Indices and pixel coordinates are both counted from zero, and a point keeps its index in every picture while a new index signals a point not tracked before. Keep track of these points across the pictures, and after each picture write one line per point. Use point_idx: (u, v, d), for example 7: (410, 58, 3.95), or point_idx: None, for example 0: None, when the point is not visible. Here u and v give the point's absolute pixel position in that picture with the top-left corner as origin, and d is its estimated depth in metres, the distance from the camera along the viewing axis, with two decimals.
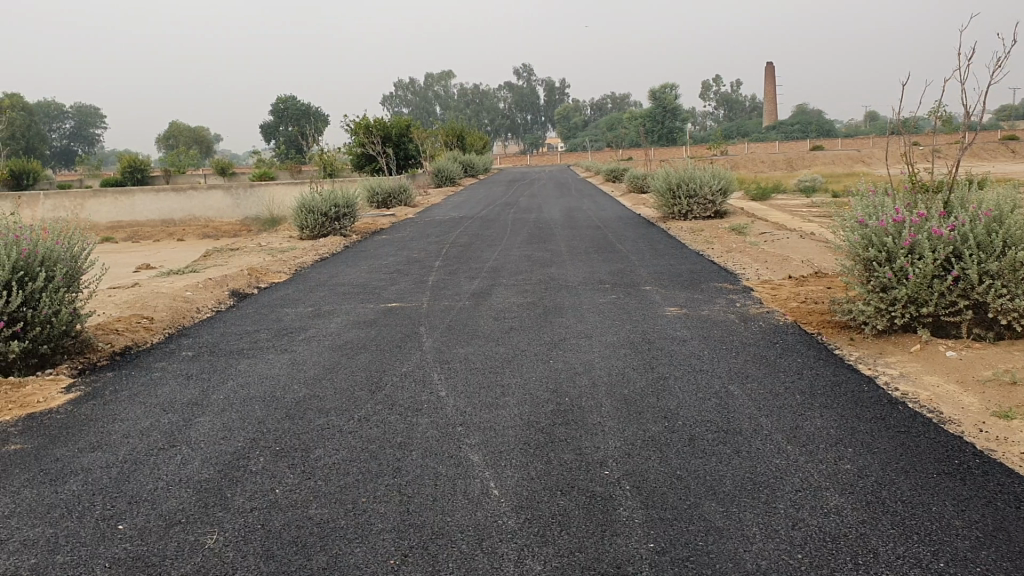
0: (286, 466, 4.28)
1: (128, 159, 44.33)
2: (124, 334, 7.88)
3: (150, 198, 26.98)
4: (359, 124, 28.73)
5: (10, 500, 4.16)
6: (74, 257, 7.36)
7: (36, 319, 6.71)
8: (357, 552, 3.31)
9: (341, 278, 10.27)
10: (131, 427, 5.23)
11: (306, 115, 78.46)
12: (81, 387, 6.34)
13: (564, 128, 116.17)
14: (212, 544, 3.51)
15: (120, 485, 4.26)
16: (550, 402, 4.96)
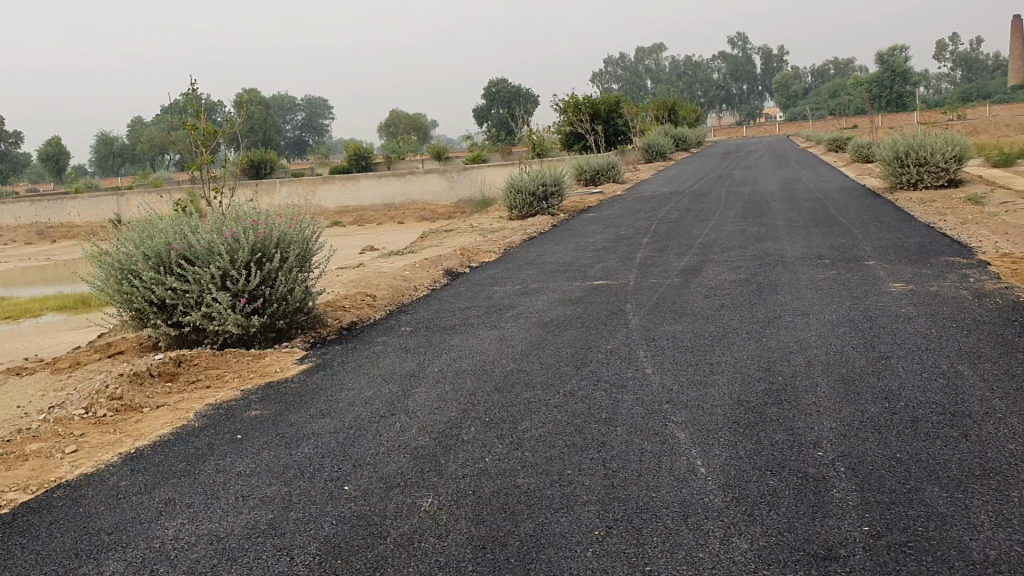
0: (495, 437, 4.43)
1: (354, 148, 47.01)
2: (350, 310, 8.41)
3: (373, 183, 28.54)
4: (568, 103, 29.04)
5: (251, 461, 4.58)
6: (305, 239, 7.92)
7: (273, 297, 7.31)
8: (562, 521, 3.39)
9: (550, 256, 10.44)
10: (356, 396, 5.60)
11: (519, 97, 79.88)
12: (312, 358, 6.84)
13: (781, 97, 111.50)
14: (428, 507, 3.70)
15: (346, 449, 4.58)
16: (762, 381, 4.83)
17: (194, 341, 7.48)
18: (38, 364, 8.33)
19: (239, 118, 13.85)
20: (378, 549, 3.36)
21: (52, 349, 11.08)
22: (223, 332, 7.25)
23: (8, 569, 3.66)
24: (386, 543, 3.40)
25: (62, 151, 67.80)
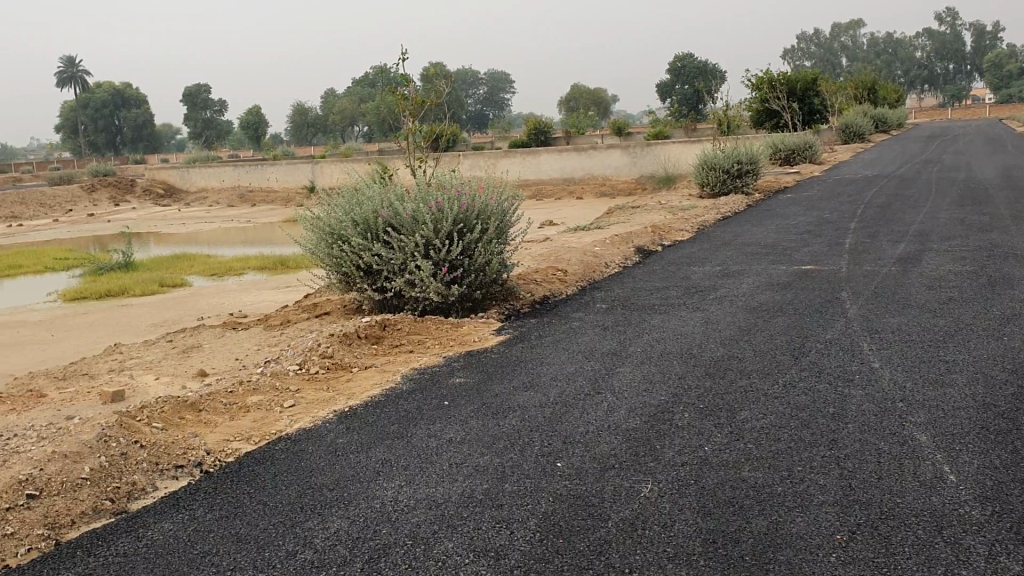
0: (712, 425, 4.23)
1: (536, 122, 47.24)
2: (543, 284, 8.37)
3: (555, 157, 28.55)
4: (761, 79, 28.04)
5: (461, 428, 4.59)
6: (505, 210, 7.92)
7: (472, 267, 7.35)
8: (799, 522, 3.17)
9: (749, 237, 10.04)
10: (559, 371, 5.53)
11: (704, 73, 77.71)
12: (510, 330, 6.84)
13: (990, 77, 103.41)
14: (648, 493, 3.56)
15: (555, 425, 4.50)
16: (1009, 385, 4.39)
17: (396, 306, 7.65)
18: (250, 321, 8.76)
19: (435, 91, 14.01)
20: (601, 532, 3.26)
21: (257, 307, 11.67)
22: (423, 299, 7.37)
23: (238, 517, 3.81)
24: (608, 527, 3.29)
25: (260, 119, 71.70)
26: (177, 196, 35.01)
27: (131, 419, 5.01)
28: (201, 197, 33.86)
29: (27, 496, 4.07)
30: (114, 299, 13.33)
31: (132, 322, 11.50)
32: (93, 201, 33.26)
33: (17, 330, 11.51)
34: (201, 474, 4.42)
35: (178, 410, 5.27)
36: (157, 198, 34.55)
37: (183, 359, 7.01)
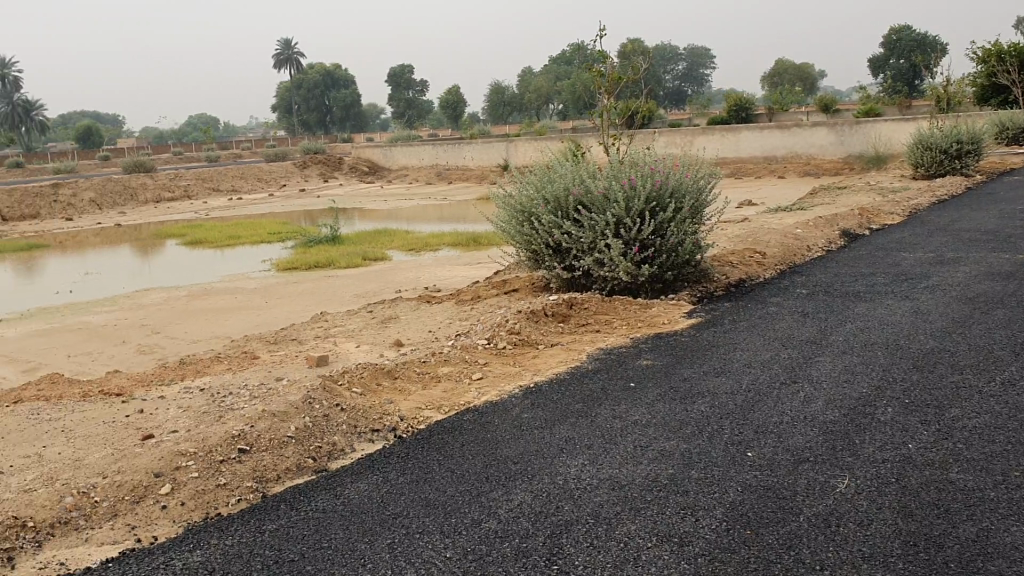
0: (919, 422, 3.97)
1: (736, 99, 45.88)
2: (738, 266, 8.12)
3: (755, 134, 27.63)
4: (987, 51, 25.91)
5: (648, 411, 4.54)
6: (701, 189, 7.72)
7: (664, 247, 7.23)
8: (1013, 532, 2.92)
9: (968, 223, 9.32)
10: (752, 357, 5.36)
11: (923, 45, 72.64)
12: (701, 313, 6.69)
13: None
14: (844, 489, 3.39)
15: (746, 413, 4.36)
16: None
17: (584, 285, 7.65)
18: (445, 295, 9.03)
19: (632, 67, 13.84)
20: (791, 526, 3.13)
21: (452, 282, 12.00)
22: (612, 278, 7.34)
23: (427, 482, 3.96)
24: (800, 521, 3.15)
25: (460, 99, 73.62)
26: (380, 173, 36.59)
27: (332, 382, 5.30)
28: (402, 174, 35.24)
29: (238, 450, 4.40)
30: (321, 271, 14.10)
31: (336, 292, 12.13)
32: (305, 177, 35.33)
33: (236, 296, 12.41)
34: (394, 438, 4.63)
35: (375, 376, 5.54)
36: (363, 175, 36.24)
37: (381, 329, 7.33)
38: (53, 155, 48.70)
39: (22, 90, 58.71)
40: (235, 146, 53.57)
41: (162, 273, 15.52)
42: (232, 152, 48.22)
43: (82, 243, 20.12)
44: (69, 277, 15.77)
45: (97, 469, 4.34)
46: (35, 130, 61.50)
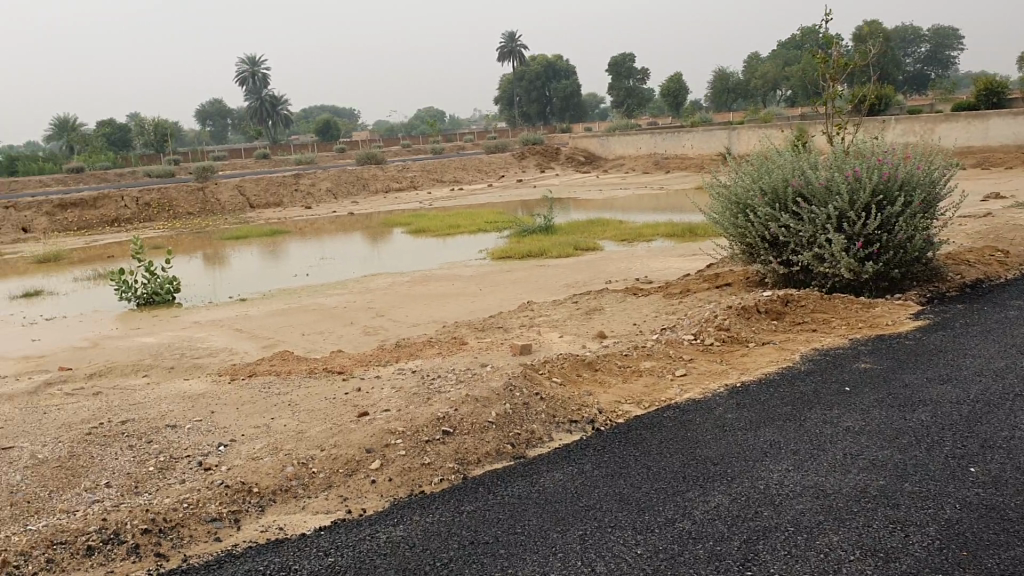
0: None
1: (986, 81, 42.22)
2: (976, 266, 7.49)
3: (1005, 120, 25.35)
4: None
5: (860, 417, 4.30)
6: (935, 180, 7.17)
7: (891, 243, 6.80)
8: None
9: None
10: (984, 365, 4.94)
11: None
12: (929, 316, 6.23)
13: None
14: None
15: (973, 425, 4.03)
16: None
17: (801, 281, 7.35)
18: (653, 287, 8.95)
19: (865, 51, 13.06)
20: (1016, 551, 2.87)
21: (663, 273, 11.87)
22: (833, 275, 7.01)
23: (622, 476, 3.98)
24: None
25: (681, 87, 72.44)
26: (597, 163, 36.72)
27: (535, 371, 5.42)
28: (619, 164, 35.18)
29: (442, 432, 4.58)
30: (534, 260, 14.35)
31: (547, 282, 12.32)
32: (523, 167, 36.06)
33: (452, 283, 12.88)
34: (593, 430, 4.69)
35: (577, 367, 5.61)
36: (580, 165, 36.51)
37: (587, 320, 7.37)
38: (295, 147, 52.46)
39: (270, 86, 63.59)
40: (458, 138, 55.51)
41: (387, 259, 16.37)
42: (455, 143, 50.00)
43: (318, 230, 21.60)
44: (305, 261, 16.96)
45: (315, 441, 4.66)
46: (280, 124, 66.51)
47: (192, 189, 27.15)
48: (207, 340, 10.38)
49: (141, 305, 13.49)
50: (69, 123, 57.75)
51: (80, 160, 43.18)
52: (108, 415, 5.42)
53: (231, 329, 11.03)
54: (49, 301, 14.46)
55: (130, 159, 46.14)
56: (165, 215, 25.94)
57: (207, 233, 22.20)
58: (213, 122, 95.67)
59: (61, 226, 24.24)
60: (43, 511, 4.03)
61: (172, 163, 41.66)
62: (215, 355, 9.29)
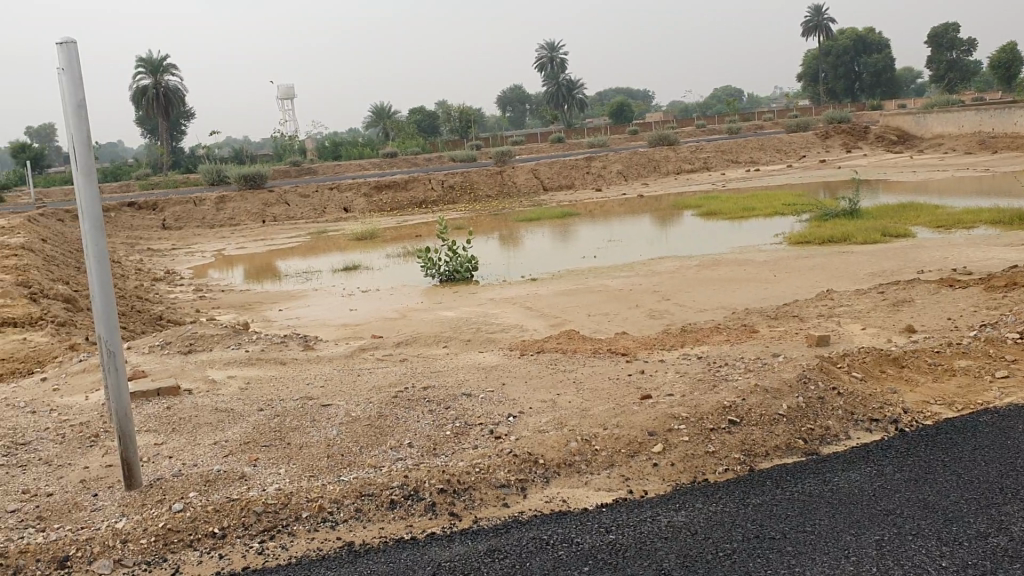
0: None
1: None
2: None
3: None
4: None
5: None
6: None
7: None
8: None
9: None
10: None
11: None
12: None
13: None
14: None
15: None
16: None
17: None
18: (972, 279, 8.13)
19: None
20: None
21: (985, 265, 10.75)
22: None
23: (928, 483, 3.74)
24: None
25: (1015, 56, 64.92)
26: (910, 143, 33.93)
27: (832, 364, 5.16)
28: (937, 143, 32.27)
29: (729, 421, 4.47)
30: (835, 247, 13.55)
31: (849, 270, 11.60)
32: (826, 148, 34.12)
33: (744, 268, 12.51)
34: (894, 431, 4.42)
35: (879, 362, 5.28)
36: (890, 145, 33.92)
37: (893, 312, 6.87)
38: (590, 131, 53.26)
39: (567, 71, 64.94)
40: (757, 118, 53.56)
41: (678, 243, 16.21)
42: (754, 123, 48.33)
43: (610, 212, 21.85)
44: (596, 243, 17.24)
45: (599, 420, 4.72)
46: (576, 108, 67.84)
47: (492, 171, 28.49)
48: (501, 316, 10.87)
49: (442, 281, 14.39)
50: (385, 110, 62.64)
51: (394, 145, 46.73)
52: (411, 382, 5.83)
53: (523, 306, 11.46)
54: (364, 275, 15.84)
55: (438, 144, 49.23)
56: (467, 197, 27.45)
57: (505, 215, 23.22)
58: (513, 107, 99.59)
59: (377, 207, 26.45)
60: (354, 464, 4.42)
61: (475, 147, 43.90)
62: (508, 331, 9.70)
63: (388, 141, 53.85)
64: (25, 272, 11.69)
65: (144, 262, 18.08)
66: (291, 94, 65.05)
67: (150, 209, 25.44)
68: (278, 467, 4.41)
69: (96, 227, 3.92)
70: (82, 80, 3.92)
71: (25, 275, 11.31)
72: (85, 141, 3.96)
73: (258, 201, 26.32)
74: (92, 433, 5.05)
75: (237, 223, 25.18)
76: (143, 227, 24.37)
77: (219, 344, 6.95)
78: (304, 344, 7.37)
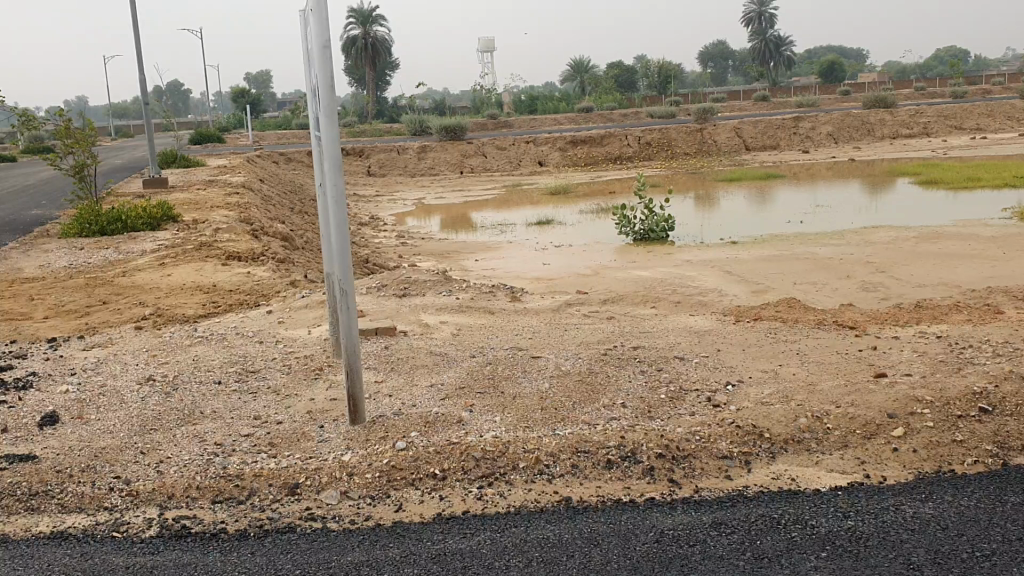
0: None
1: None
2: None
3: None
4: None
5: None
6: None
7: None
8: None
9: None
10: None
11: None
12: None
13: None
14: None
15: None
16: None
17: None
18: None
19: None
20: None
21: None
22: None
23: None
24: None
25: None
26: None
27: None
28: None
29: (980, 409, 4.10)
30: None
31: None
32: None
33: (969, 242, 11.56)
34: None
35: None
36: None
37: None
38: (797, 90, 50.88)
39: (776, 27, 62.19)
40: (986, 80, 49.41)
41: (891, 211, 15.23)
42: (983, 86, 44.54)
43: (816, 176, 20.84)
44: (800, 208, 16.45)
45: (829, 397, 4.45)
46: (783, 66, 65.01)
47: (691, 129, 27.76)
48: (701, 279, 10.57)
49: (637, 240, 14.17)
50: (584, 65, 62.43)
51: (591, 100, 46.47)
52: (621, 340, 5.71)
53: (724, 270, 11.08)
54: (558, 230, 15.84)
55: (636, 99, 48.58)
56: (663, 155, 26.93)
57: (704, 175, 22.59)
58: (714, 64, 96.68)
59: (572, 161, 26.44)
60: (568, 419, 4.36)
61: (674, 103, 43.00)
62: (710, 294, 9.40)
63: (585, 96, 53.64)
64: (247, 210, 12.43)
65: (351, 207, 18.89)
66: (493, 46, 65.88)
67: (356, 155, 26.52)
68: (494, 414, 4.40)
69: (336, 167, 3.96)
70: (327, 19, 3.93)
71: (246, 213, 12.02)
72: (328, 81, 3.98)
73: (457, 152, 26.88)
74: (316, 366, 5.25)
75: (436, 173, 25.86)
76: (349, 172, 25.47)
77: (431, 289, 7.08)
78: (512, 295, 7.40)
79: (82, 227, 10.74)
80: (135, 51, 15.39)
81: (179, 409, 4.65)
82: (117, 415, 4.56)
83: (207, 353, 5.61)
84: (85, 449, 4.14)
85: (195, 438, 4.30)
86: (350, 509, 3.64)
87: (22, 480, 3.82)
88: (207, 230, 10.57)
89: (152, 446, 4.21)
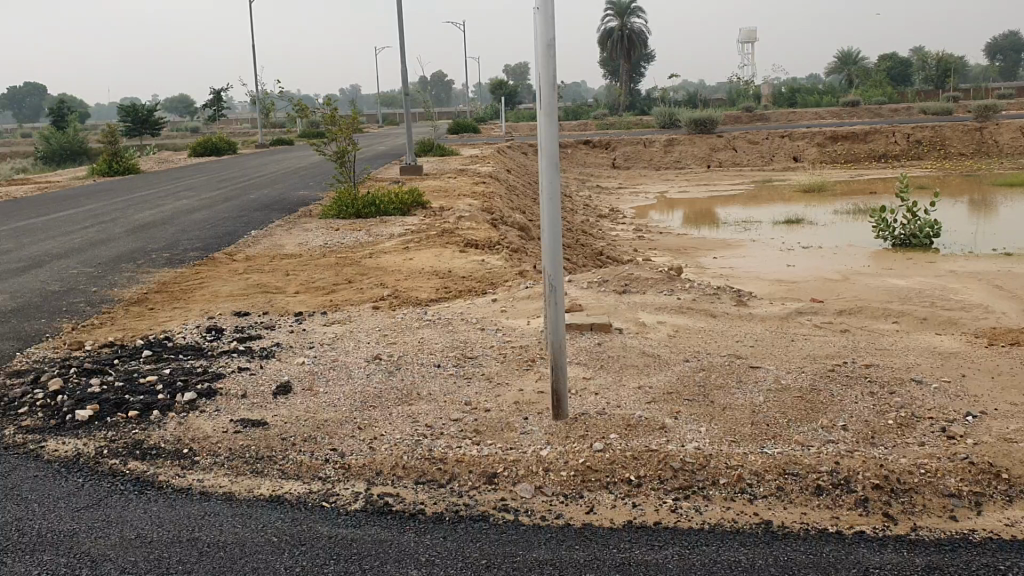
0: None
1: None
2: None
3: None
4: None
5: None
6: None
7: None
8: None
9: None
10: None
11: None
12: None
13: None
14: None
15: None
16: None
17: None
18: None
19: None
20: None
21: None
22: None
23: None
24: None
25: None
26: None
27: None
28: None
29: None
30: None
31: None
32: None
33: None
34: None
35: None
36: None
37: None
38: None
39: None
40: None
41: None
42: None
43: None
44: None
45: None
46: None
47: (969, 127, 25.50)
48: (962, 292, 9.67)
49: (896, 245, 13.19)
50: (852, 56, 59.15)
51: (858, 93, 43.90)
52: (852, 356, 5.34)
53: (991, 284, 10.08)
54: (808, 230, 15.10)
55: (907, 93, 45.32)
56: (934, 154, 24.94)
57: (980, 177, 20.68)
58: (1004, 55, 88.16)
59: (830, 158, 25.11)
60: (780, 437, 4.13)
61: (952, 98, 39.75)
62: (970, 311, 8.57)
63: (852, 89, 50.83)
64: (491, 199, 12.84)
65: (594, 198, 19.03)
66: (753, 37, 63.91)
67: (604, 147, 26.65)
68: (700, 424, 4.26)
69: (551, 166, 3.96)
70: (553, 19, 3.92)
71: (489, 202, 12.42)
72: (549, 79, 3.99)
73: (706, 146, 26.31)
74: (529, 357, 5.33)
75: (682, 166, 25.45)
76: (595, 164, 25.66)
77: (653, 287, 6.97)
78: (739, 299, 7.12)
79: (340, 209, 11.54)
80: (399, 46, 16.32)
81: (398, 389, 4.88)
82: (342, 390, 4.86)
83: (431, 336, 5.85)
84: (310, 420, 4.45)
85: (408, 419, 4.48)
86: (542, 504, 3.65)
87: (252, 445, 4.17)
88: (451, 217, 11.03)
89: (368, 422, 4.44)
